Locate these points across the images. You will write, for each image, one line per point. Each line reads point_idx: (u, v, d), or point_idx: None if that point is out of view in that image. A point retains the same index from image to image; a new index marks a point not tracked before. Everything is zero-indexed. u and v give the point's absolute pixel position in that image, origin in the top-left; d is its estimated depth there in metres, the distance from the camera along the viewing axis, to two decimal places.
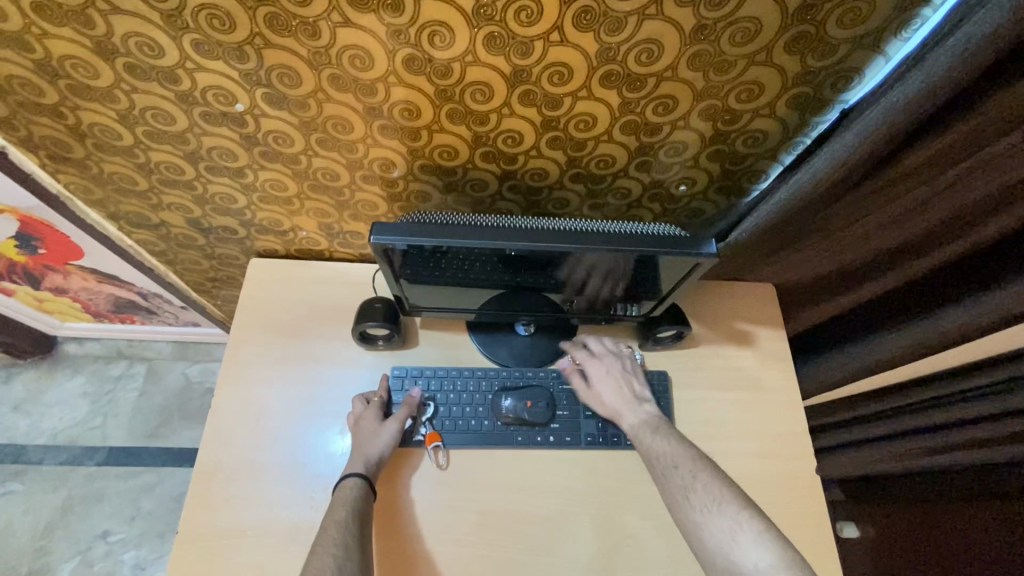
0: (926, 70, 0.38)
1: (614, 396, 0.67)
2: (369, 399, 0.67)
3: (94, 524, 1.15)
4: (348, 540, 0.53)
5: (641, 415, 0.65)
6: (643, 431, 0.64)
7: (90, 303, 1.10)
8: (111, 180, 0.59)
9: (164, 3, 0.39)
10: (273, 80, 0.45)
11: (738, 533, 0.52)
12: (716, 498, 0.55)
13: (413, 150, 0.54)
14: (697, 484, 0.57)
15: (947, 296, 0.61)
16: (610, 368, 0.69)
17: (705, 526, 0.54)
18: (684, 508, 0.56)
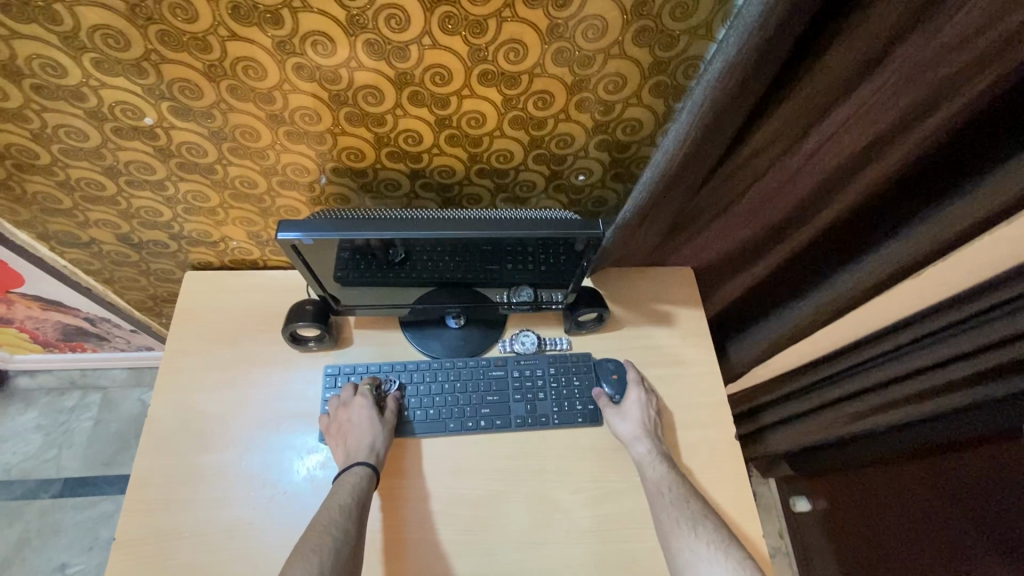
0: (723, 52, 0.45)
1: (634, 424, 0.68)
2: (358, 387, 0.69)
3: (51, 557, 1.13)
4: (349, 524, 0.56)
5: (653, 450, 0.67)
6: (655, 462, 0.66)
7: (38, 332, 1.10)
8: (36, 200, 0.61)
9: (60, 25, 0.42)
10: (175, 93, 0.49)
11: (704, 554, 0.58)
12: (693, 526, 0.60)
13: (323, 154, 0.57)
14: (687, 509, 0.62)
15: (848, 255, 0.66)
16: (637, 398, 0.71)
17: (681, 547, 0.60)
18: (672, 525, 0.61)
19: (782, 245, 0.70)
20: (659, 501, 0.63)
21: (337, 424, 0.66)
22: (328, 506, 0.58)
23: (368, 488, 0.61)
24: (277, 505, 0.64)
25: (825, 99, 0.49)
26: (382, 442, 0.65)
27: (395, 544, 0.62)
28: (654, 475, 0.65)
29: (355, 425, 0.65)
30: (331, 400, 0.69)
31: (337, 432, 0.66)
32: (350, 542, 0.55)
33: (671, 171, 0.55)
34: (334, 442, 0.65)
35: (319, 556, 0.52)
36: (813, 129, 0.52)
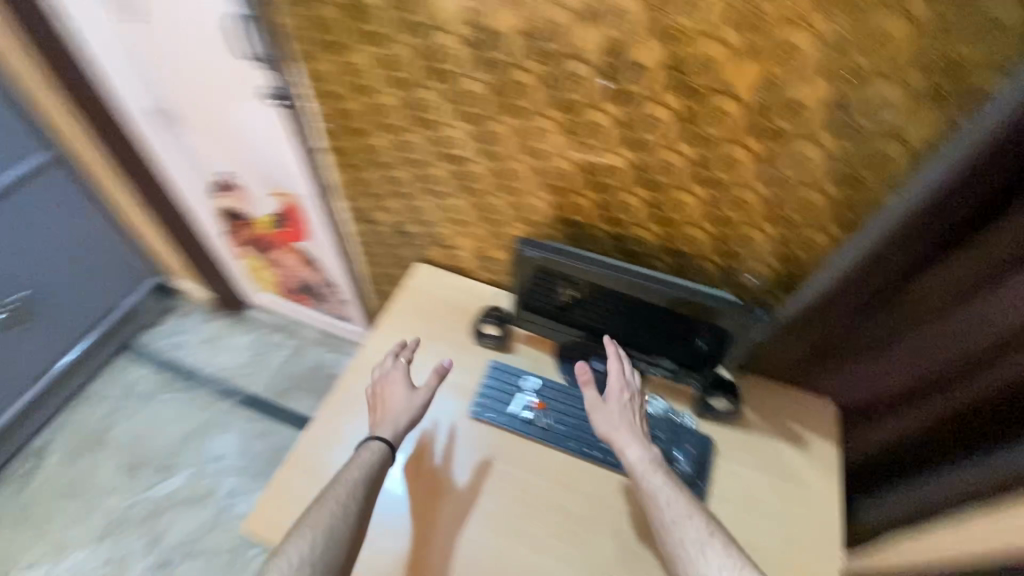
0: (905, 199, 0.57)
1: (622, 429, 0.73)
2: (398, 356, 0.83)
3: (216, 446, 1.44)
4: (348, 504, 0.66)
5: (644, 454, 0.70)
6: (649, 468, 0.69)
7: (286, 280, 1.48)
8: (362, 182, 0.91)
9: (447, 86, 0.69)
10: (487, 139, 0.73)
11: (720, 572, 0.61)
12: (701, 544, 0.63)
13: (557, 204, 0.78)
14: (692, 522, 0.65)
15: (1000, 439, 0.66)
16: (623, 406, 0.75)
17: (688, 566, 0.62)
18: (677, 542, 0.64)
19: (934, 404, 0.72)
20: (655, 511, 0.66)
21: (378, 393, 0.80)
22: (341, 472, 0.70)
23: (382, 460, 0.72)
24: (389, 483, 0.77)
25: (992, 267, 0.56)
26: (406, 420, 0.76)
27: (498, 517, 0.75)
28: (653, 488, 0.68)
29: (393, 399, 0.78)
30: (375, 369, 0.82)
31: (377, 399, 0.79)
32: (347, 515, 0.65)
33: (833, 280, 0.67)
34: (373, 410, 0.78)
35: (311, 534, 0.62)
36: (981, 290, 0.59)
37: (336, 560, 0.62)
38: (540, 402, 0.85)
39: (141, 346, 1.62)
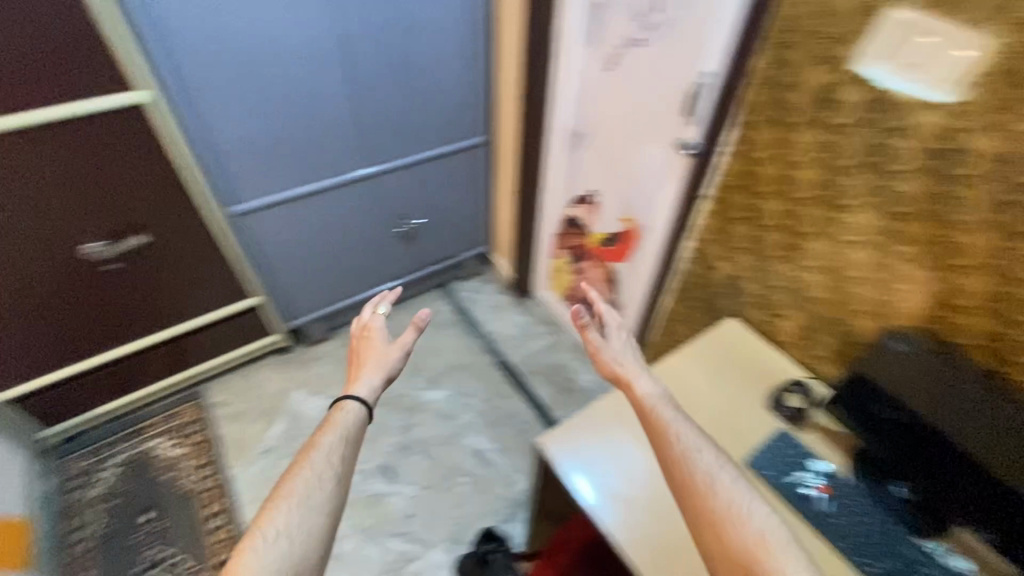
0: None
1: (636, 366, 0.89)
2: (376, 310, 1.08)
3: (469, 386, 1.77)
4: (330, 475, 0.81)
5: (655, 385, 0.86)
6: (652, 390, 0.84)
7: (579, 288, 1.74)
8: (731, 233, 1.10)
9: (882, 184, 0.83)
10: (891, 236, 0.85)
11: (734, 496, 0.71)
12: (715, 469, 0.74)
13: (937, 314, 0.84)
14: (702, 451, 0.76)
15: None
16: (611, 331, 0.97)
17: (705, 483, 0.72)
18: (696, 463, 0.74)
19: None
20: (662, 433, 0.78)
21: (361, 345, 1.04)
22: (315, 441, 0.86)
23: (358, 427, 0.91)
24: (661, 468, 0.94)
25: None
26: (380, 377, 0.97)
27: None
28: (656, 417, 0.80)
29: (371, 352, 1.01)
30: (354, 321, 1.08)
31: (356, 359, 1.02)
32: (328, 487, 0.80)
33: None
34: (352, 369, 1.00)
35: (290, 510, 0.76)
36: None
37: (317, 521, 0.77)
38: (824, 484, 0.88)
39: (451, 289, 2.07)
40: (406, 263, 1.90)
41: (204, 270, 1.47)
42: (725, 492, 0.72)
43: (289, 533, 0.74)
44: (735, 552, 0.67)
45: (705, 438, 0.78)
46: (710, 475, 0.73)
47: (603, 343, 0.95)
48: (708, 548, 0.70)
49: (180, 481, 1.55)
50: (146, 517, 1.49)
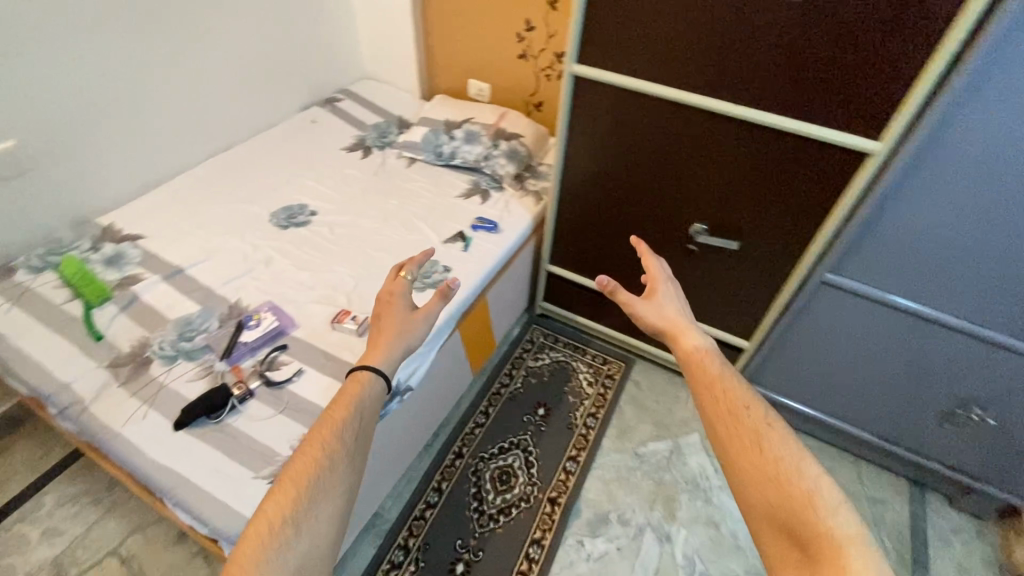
0: None
1: (675, 304, 0.94)
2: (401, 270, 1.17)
3: None
4: (346, 444, 0.87)
5: (701, 332, 0.87)
6: (703, 338, 0.86)
7: None
8: None
9: None
10: None
11: (785, 448, 0.69)
12: (771, 422, 0.72)
13: None
14: (743, 395, 0.76)
15: None
16: (674, 287, 0.97)
17: (750, 420, 0.72)
18: (743, 403, 0.75)
19: None
20: (712, 381, 0.78)
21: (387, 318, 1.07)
22: (334, 419, 0.91)
23: (373, 404, 0.96)
24: None
25: None
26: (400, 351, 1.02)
27: None
28: (698, 369, 0.81)
29: (394, 312, 1.08)
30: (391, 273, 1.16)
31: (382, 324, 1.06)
32: (344, 453, 0.85)
33: None
34: (372, 343, 1.03)
35: (302, 495, 0.80)
36: None
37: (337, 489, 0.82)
38: None
39: (927, 508, 1.52)
40: (921, 438, 1.44)
41: (757, 295, 1.44)
42: (780, 432, 0.71)
43: (312, 510, 0.79)
44: (786, 500, 0.63)
45: (750, 384, 0.78)
46: (760, 411, 0.73)
47: (667, 278, 0.98)
48: (748, 494, 0.66)
49: (573, 410, 1.65)
50: (538, 410, 1.64)
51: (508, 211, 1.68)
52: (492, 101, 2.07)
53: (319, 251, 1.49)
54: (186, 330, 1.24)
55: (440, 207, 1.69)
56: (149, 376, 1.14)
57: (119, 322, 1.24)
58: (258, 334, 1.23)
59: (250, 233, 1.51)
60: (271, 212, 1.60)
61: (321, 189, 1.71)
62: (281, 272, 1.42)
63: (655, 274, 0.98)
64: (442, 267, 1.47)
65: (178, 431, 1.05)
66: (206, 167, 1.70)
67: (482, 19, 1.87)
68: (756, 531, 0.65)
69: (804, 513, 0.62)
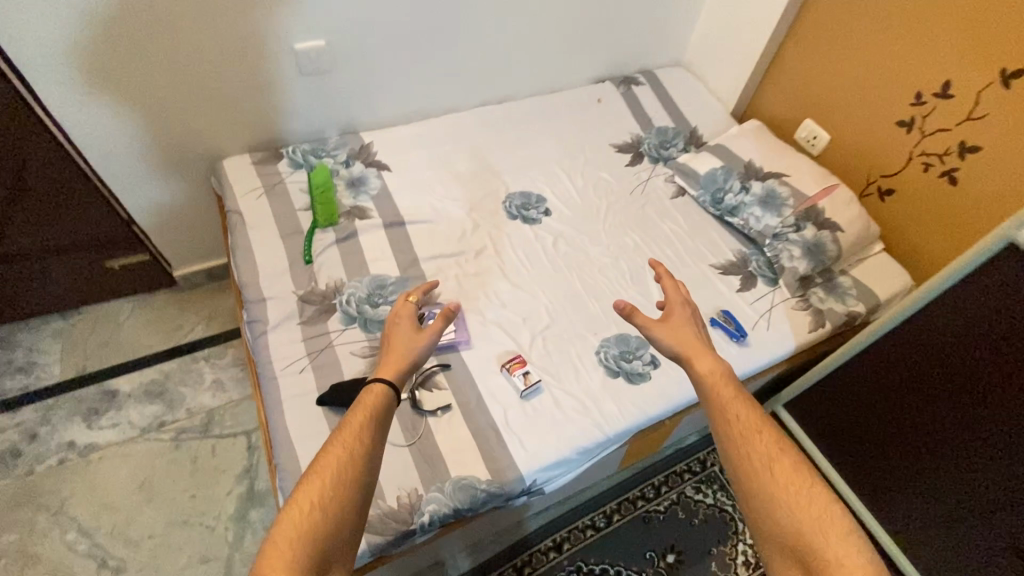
0: None
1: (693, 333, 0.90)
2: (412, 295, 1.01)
3: None
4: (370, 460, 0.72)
5: (721, 363, 0.86)
6: (721, 365, 0.85)
7: None
8: None
9: None
10: None
11: (792, 478, 0.73)
12: (782, 445, 0.76)
13: None
14: (759, 416, 0.78)
15: None
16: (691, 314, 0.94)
17: (760, 440, 0.76)
18: (758, 424, 0.78)
19: None
20: (728, 404, 0.80)
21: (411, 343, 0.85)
22: (354, 423, 0.76)
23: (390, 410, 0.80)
24: None
25: None
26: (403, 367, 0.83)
27: None
28: (719, 386, 0.81)
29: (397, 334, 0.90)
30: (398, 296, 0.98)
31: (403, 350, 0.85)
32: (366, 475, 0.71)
33: None
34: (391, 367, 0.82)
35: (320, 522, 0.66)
36: None
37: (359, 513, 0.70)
38: None
39: None
40: None
41: None
42: (791, 457, 0.75)
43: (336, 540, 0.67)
44: (801, 532, 0.69)
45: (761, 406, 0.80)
46: (775, 440, 0.76)
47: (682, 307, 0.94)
48: (750, 507, 0.73)
49: None
50: (667, 554, 1.33)
51: (767, 320, 1.26)
52: (819, 158, 1.56)
53: (532, 264, 1.31)
54: (376, 293, 1.18)
55: (686, 271, 1.34)
56: (326, 329, 1.12)
57: (331, 251, 1.24)
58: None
59: (478, 210, 1.39)
60: (508, 194, 1.44)
61: (568, 186, 1.49)
62: (486, 271, 1.27)
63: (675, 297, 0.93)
64: (650, 355, 1.16)
65: (319, 407, 1.02)
66: (474, 114, 1.60)
67: (878, 54, 1.35)
68: (768, 555, 0.72)
69: (815, 545, 0.68)
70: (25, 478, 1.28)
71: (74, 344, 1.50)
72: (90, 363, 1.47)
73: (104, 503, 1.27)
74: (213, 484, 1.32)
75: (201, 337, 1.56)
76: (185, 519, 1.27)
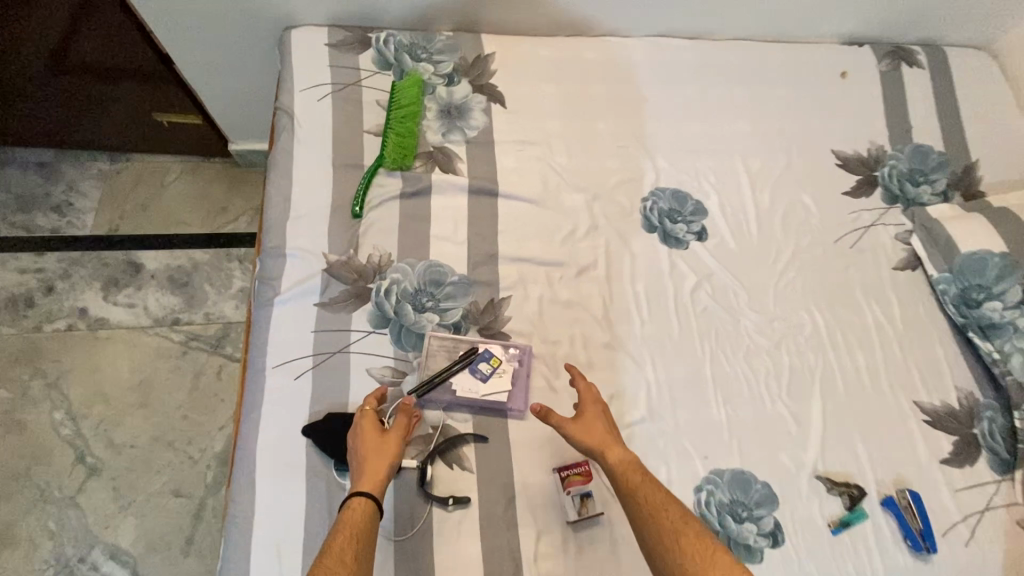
0: None
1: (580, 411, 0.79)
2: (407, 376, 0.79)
3: None
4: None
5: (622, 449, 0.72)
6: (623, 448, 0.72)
7: None
8: None
9: None
10: None
11: (706, 549, 0.64)
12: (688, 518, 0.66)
13: None
14: (666, 498, 0.68)
15: None
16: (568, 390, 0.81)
17: (668, 516, 0.66)
18: (663, 502, 0.67)
19: None
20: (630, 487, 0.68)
21: (388, 449, 0.69)
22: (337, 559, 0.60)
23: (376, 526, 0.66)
24: None
25: None
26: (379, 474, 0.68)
27: None
28: (624, 472, 0.70)
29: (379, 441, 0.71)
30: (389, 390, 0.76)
31: (382, 456, 0.69)
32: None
33: None
34: (371, 479, 0.67)
35: None
36: None
37: None
38: None
39: None
40: None
41: None
42: (694, 529, 0.65)
43: None
44: None
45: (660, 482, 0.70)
46: (677, 513, 0.66)
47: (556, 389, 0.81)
48: None
49: None
50: None
51: (972, 529, 0.81)
52: None
53: (651, 313, 0.89)
54: (425, 293, 0.85)
55: (874, 402, 0.88)
56: (346, 326, 0.81)
57: (389, 208, 0.90)
58: (474, 388, 0.78)
59: (605, 202, 0.96)
60: (655, 190, 0.98)
61: (747, 203, 0.99)
62: (583, 304, 0.88)
63: (581, 384, 0.76)
64: (770, 523, 0.78)
65: (304, 437, 0.74)
66: (645, 47, 1.09)
67: None
68: None
69: None
70: (31, 334, 1.19)
71: (114, 195, 1.34)
72: (124, 223, 1.32)
73: (98, 391, 1.16)
74: (208, 411, 1.17)
75: (241, 231, 1.33)
76: (170, 440, 1.14)
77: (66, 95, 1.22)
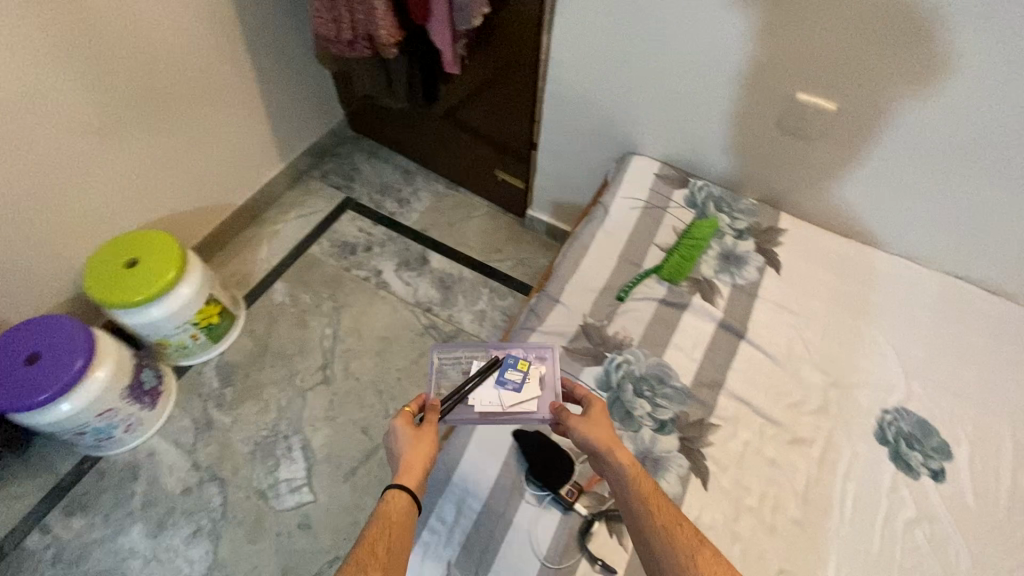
0: None
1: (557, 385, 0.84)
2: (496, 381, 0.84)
3: None
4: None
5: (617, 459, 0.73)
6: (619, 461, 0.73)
7: None
8: None
9: None
10: None
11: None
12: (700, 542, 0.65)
13: None
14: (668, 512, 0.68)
15: None
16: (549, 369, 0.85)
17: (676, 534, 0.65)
18: (667, 516, 0.67)
19: None
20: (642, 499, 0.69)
21: (424, 448, 0.74)
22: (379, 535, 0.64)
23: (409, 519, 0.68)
24: None
25: None
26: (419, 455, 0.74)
27: None
28: (641, 486, 0.70)
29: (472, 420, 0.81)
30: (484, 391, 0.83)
31: (420, 451, 0.73)
32: None
33: None
34: (409, 473, 0.71)
35: None
36: None
37: None
38: None
39: None
40: None
41: None
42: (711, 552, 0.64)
43: None
44: None
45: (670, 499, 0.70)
46: (693, 533, 0.66)
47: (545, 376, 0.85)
48: None
49: None
50: None
51: None
52: None
53: (853, 518, 0.86)
54: (648, 383, 0.97)
55: None
56: (577, 375, 0.98)
57: (650, 306, 1.06)
58: (496, 402, 0.82)
59: (842, 394, 0.98)
60: (900, 408, 0.97)
61: (1004, 472, 0.91)
62: (785, 470, 0.90)
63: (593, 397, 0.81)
64: None
65: (512, 439, 0.89)
66: (935, 282, 1.13)
67: None
68: None
69: None
70: (343, 271, 1.64)
71: (436, 209, 1.79)
72: (431, 228, 1.75)
73: (358, 329, 1.53)
74: (416, 385, 1.43)
75: (503, 270, 1.66)
76: (381, 390, 1.42)
77: (450, 142, 1.71)
